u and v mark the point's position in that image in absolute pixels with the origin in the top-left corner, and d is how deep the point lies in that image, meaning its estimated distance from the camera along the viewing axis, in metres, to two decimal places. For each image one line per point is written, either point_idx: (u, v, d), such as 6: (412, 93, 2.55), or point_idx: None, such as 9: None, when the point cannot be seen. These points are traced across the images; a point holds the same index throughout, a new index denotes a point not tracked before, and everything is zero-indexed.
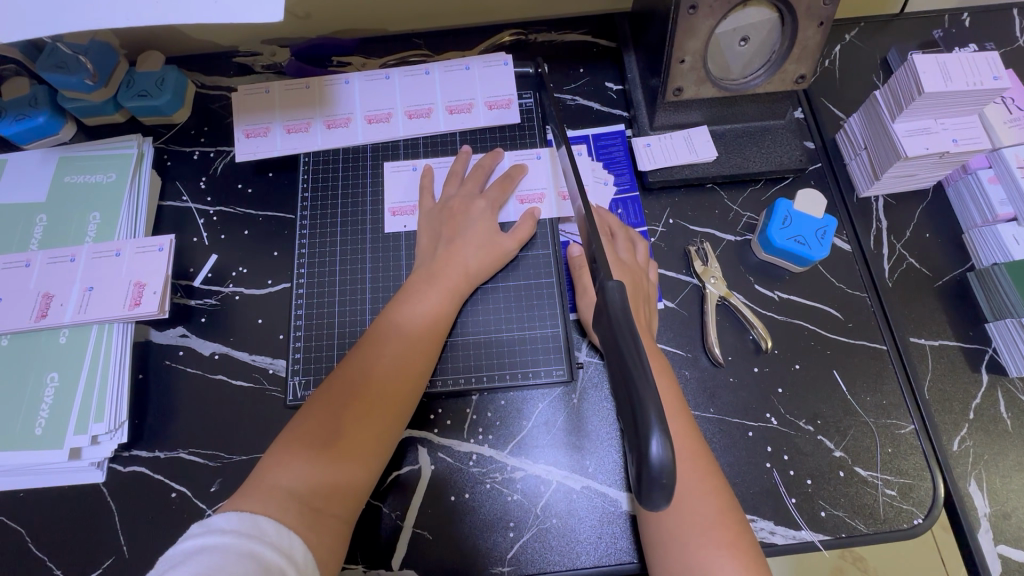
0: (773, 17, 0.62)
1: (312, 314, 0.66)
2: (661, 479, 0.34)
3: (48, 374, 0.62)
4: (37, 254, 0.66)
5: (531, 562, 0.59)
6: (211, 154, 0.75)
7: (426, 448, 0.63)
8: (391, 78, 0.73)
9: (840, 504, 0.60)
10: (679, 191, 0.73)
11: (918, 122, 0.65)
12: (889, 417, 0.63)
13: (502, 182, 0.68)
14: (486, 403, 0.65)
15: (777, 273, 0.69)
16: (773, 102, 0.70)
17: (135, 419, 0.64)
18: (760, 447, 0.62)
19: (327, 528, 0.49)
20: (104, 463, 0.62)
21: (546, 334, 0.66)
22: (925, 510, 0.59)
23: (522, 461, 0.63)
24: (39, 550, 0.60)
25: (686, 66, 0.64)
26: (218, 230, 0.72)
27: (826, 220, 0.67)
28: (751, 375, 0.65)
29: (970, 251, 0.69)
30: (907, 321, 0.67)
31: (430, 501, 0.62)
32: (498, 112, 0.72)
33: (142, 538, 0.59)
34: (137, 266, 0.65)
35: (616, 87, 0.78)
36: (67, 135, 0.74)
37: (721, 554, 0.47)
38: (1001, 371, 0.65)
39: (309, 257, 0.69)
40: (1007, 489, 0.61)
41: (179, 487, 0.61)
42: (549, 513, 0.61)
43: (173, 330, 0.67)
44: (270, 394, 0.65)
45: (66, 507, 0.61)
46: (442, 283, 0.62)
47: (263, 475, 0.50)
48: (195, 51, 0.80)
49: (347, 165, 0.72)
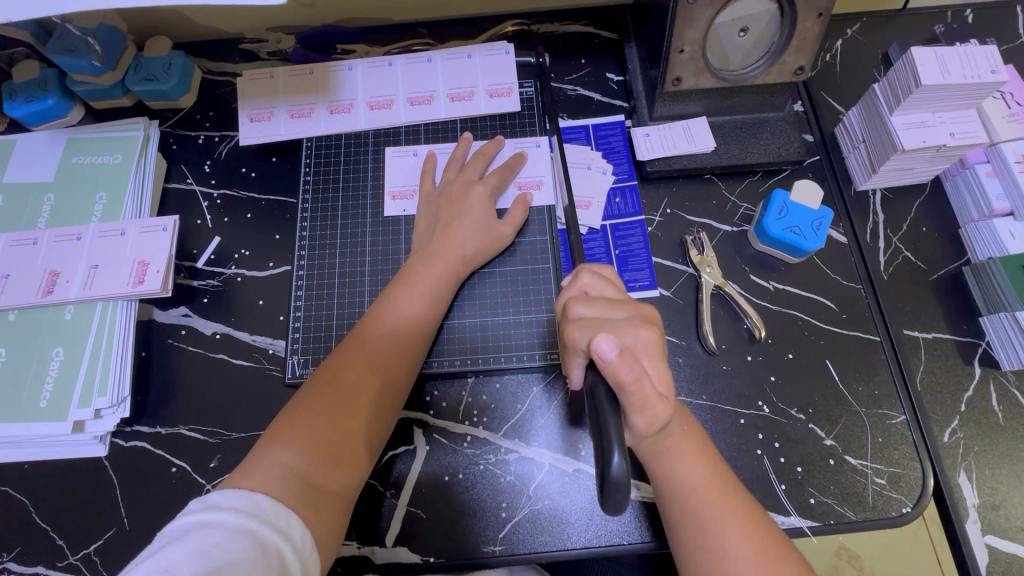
0: (772, 8, 0.62)
1: (311, 296, 0.67)
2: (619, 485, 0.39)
3: (53, 349, 0.64)
4: (44, 233, 0.67)
5: (522, 543, 0.60)
6: (216, 138, 0.76)
7: (421, 430, 0.64)
8: (393, 66, 0.74)
9: (830, 492, 0.60)
10: (677, 182, 0.73)
11: (916, 115, 0.66)
12: (880, 408, 0.63)
13: (501, 169, 0.69)
14: (480, 386, 0.66)
15: (772, 263, 0.69)
16: (773, 94, 0.71)
17: (138, 395, 0.65)
18: (752, 434, 0.62)
19: (327, 506, 0.50)
20: (107, 437, 0.63)
21: (541, 321, 0.67)
22: (913, 499, 0.60)
23: (515, 443, 0.64)
24: (43, 521, 0.61)
25: (686, 56, 0.64)
26: (222, 213, 0.73)
27: (822, 212, 0.67)
28: (744, 363, 0.65)
29: (966, 245, 0.69)
30: (901, 314, 0.67)
31: (424, 481, 0.63)
32: (499, 101, 0.73)
33: (142, 511, 0.61)
34: (141, 246, 0.66)
35: (617, 78, 0.78)
36: (76, 118, 0.76)
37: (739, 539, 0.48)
38: (994, 364, 0.65)
39: (310, 240, 0.70)
40: (996, 481, 0.61)
41: (179, 462, 0.63)
42: (541, 494, 0.61)
43: (176, 309, 0.69)
44: (269, 373, 0.66)
45: (70, 479, 0.62)
46: (440, 266, 0.63)
47: (263, 452, 0.51)
48: (202, 38, 0.82)
49: (349, 150, 0.73)
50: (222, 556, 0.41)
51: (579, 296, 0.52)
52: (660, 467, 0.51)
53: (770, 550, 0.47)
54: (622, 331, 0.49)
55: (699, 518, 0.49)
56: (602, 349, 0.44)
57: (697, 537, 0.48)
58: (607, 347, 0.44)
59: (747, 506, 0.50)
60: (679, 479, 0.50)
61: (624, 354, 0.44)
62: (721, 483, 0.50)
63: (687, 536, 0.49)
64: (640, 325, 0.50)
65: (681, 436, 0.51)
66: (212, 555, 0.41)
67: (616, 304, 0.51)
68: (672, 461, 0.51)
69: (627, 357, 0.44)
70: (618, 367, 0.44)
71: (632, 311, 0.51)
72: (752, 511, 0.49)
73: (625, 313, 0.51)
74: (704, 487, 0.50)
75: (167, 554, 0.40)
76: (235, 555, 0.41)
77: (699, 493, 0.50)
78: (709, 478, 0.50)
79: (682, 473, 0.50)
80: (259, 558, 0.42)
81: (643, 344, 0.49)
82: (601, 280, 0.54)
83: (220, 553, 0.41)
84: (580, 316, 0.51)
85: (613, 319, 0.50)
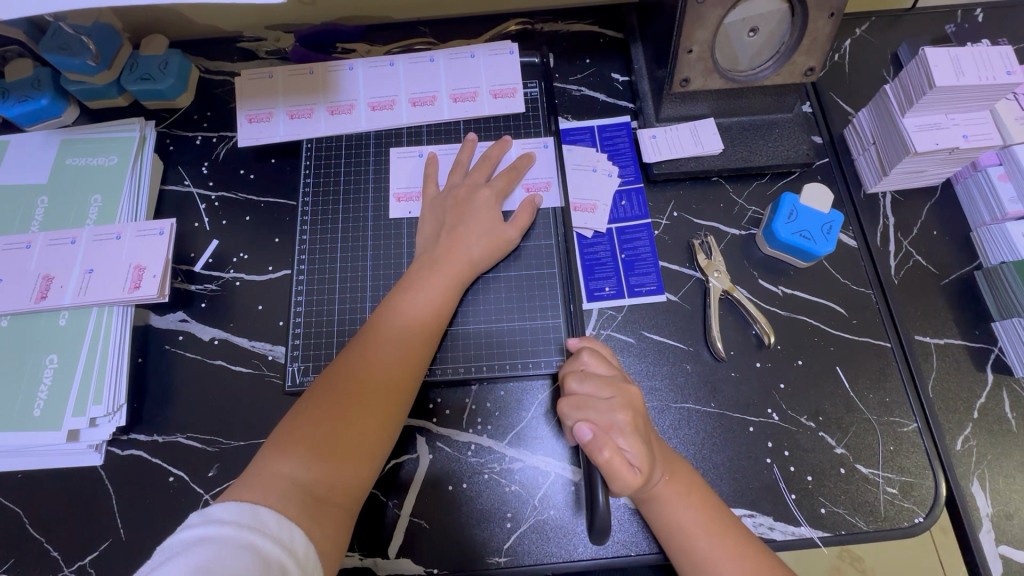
0: (783, 8, 0.61)
1: (312, 301, 0.66)
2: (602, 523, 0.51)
3: (47, 356, 0.62)
4: (37, 236, 0.66)
5: (529, 554, 0.59)
6: (214, 139, 0.75)
7: (425, 437, 0.63)
8: (395, 65, 0.73)
9: (840, 501, 0.59)
10: (684, 184, 0.72)
11: (928, 117, 0.64)
12: (891, 415, 0.62)
13: (507, 173, 0.67)
14: (485, 393, 0.65)
15: (781, 268, 0.68)
16: (782, 95, 0.70)
17: (134, 403, 0.64)
18: (761, 442, 0.61)
19: (330, 519, 0.49)
20: (103, 446, 0.62)
21: (547, 326, 0.65)
22: (926, 509, 0.59)
23: (521, 452, 0.62)
24: (37, 532, 0.60)
25: (694, 56, 0.63)
26: (219, 215, 0.72)
27: (833, 216, 0.66)
28: (753, 370, 0.64)
29: (978, 249, 0.68)
30: (912, 319, 0.66)
31: (427, 491, 0.61)
32: (503, 102, 0.72)
33: (139, 523, 0.59)
34: (137, 250, 0.65)
35: (622, 78, 0.77)
36: (70, 118, 0.74)
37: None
38: (1006, 371, 0.64)
39: (310, 243, 0.68)
40: (1010, 489, 0.60)
41: (177, 471, 0.61)
42: (547, 504, 0.60)
43: (173, 314, 0.67)
44: (269, 380, 0.65)
45: (65, 489, 0.61)
46: (445, 270, 0.62)
47: (266, 463, 0.50)
48: (199, 36, 0.80)
49: (350, 152, 0.72)
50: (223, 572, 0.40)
51: (575, 372, 0.57)
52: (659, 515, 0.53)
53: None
54: (600, 414, 0.53)
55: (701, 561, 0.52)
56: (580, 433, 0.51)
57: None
58: (582, 432, 0.51)
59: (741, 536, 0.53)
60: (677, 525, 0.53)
61: (598, 435, 0.51)
62: (721, 524, 0.53)
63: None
64: (617, 410, 0.54)
65: (670, 481, 0.54)
66: (211, 571, 0.39)
67: (605, 383, 0.55)
68: (671, 511, 0.53)
69: (601, 438, 0.51)
70: (592, 450, 0.51)
71: (618, 391, 0.55)
72: (746, 540, 0.52)
73: (610, 392, 0.55)
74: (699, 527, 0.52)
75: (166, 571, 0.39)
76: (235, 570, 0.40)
77: (696, 534, 0.52)
78: (702, 515, 0.53)
79: (679, 517, 0.53)
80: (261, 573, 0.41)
81: (616, 424, 0.53)
82: (598, 357, 0.58)
83: (219, 568, 0.40)
84: (576, 389, 0.56)
85: (597, 401, 0.54)
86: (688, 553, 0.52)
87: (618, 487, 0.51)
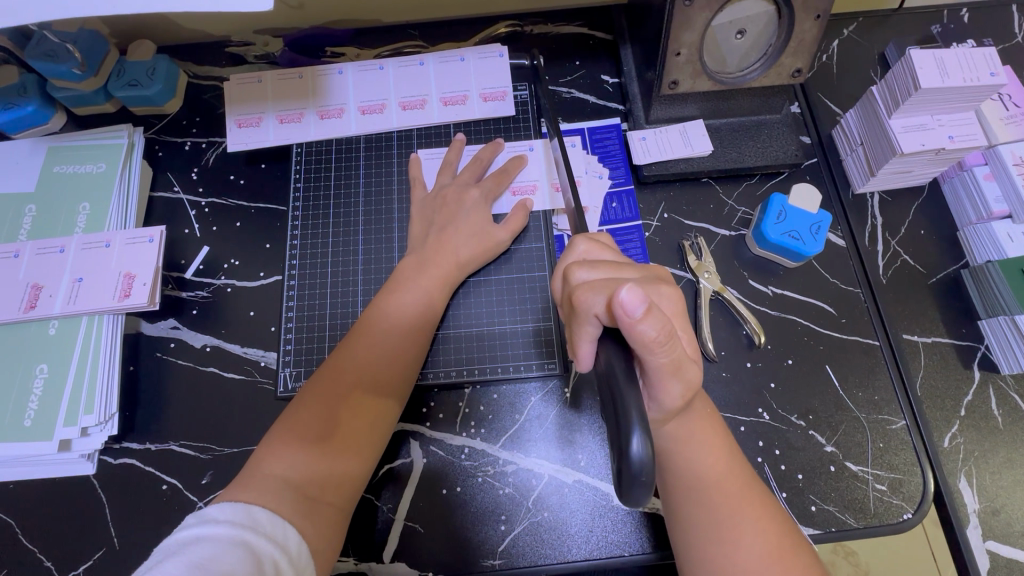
0: (770, 10, 0.61)
1: (303, 306, 0.66)
2: (641, 476, 0.37)
3: (37, 365, 0.62)
4: (26, 245, 0.65)
5: (523, 555, 0.59)
6: (203, 145, 0.74)
7: (418, 441, 0.63)
8: (385, 69, 0.72)
9: (830, 499, 0.60)
10: (674, 185, 0.72)
11: (915, 118, 0.65)
12: (880, 413, 0.63)
13: (498, 174, 0.68)
14: (478, 396, 0.65)
15: (771, 268, 0.69)
16: (771, 96, 0.70)
17: (126, 411, 0.64)
18: (752, 441, 0.62)
19: (322, 518, 0.49)
20: (95, 454, 0.62)
21: (535, 328, 0.66)
22: (915, 505, 0.59)
23: (514, 454, 0.63)
24: (29, 542, 0.59)
25: (682, 58, 0.63)
26: (209, 222, 0.71)
27: (821, 216, 0.66)
28: (744, 370, 0.64)
29: (964, 248, 0.69)
30: (900, 318, 0.67)
31: (421, 494, 0.61)
32: (493, 104, 0.72)
33: (133, 532, 0.59)
34: (127, 258, 0.65)
35: (612, 80, 0.77)
36: (57, 125, 0.73)
37: (752, 534, 0.46)
38: (993, 368, 0.65)
39: (301, 248, 0.68)
40: (997, 486, 0.61)
41: (170, 479, 0.61)
42: (540, 506, 0.61)
43: (164, 322, 0.67)
44: (261, 386, 0.65)
45: (57, 499, 0.61)
46: (432, 271, 0.62)
47: (259, 463, 0.50)
48: (187, 41, 0.79)
49: (341, 157, 0.72)
50: (218, 569, 0.39)
51: (579, 262, 0.48)
52: (680, 457, 0.49)
53: (786, 544, 0.46)
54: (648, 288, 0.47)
55: (716, 514, 0.47)
56: (628, 305, 0.39)
57: (712, 532, 0.47)
58: (634, 302, 0.39)
59: (767, 505, 0.48)
60: (699, 470, 0.49)
61: (652, 310, 0.40)
62: (741, 477, 0.49)
63: (700, 529, 0.47)
64: (656, 287, 0.47)
65: (702, 424, 0.50)
66: (208, 566, 0.39)
67: (622, 266, 0.48)
68: (693, 449, 0.49)
69: (655, 314, 0.40)
70: (643, 328, 0.39)
71: (641, 272, 0.48)
72: (773, 513, 0.48)
73: (636, 274, 0.48)
74: (723, 484, 0.48)
75: (161, 569, 0.39)
76: (230, 567, 0.40)
77: (718, 486, 0.48)
78: (726, 470, 0.49)
79: (697, 461, 0.49)
80: (254, 569, 0.40)
81: (665, 301, 0.47)
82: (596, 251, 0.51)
83: (215, 564, 0.40)
84: (585, 281, 0.47)
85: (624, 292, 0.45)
86: (701, 498, 0.48)
87: (674, 387, 0.44)
